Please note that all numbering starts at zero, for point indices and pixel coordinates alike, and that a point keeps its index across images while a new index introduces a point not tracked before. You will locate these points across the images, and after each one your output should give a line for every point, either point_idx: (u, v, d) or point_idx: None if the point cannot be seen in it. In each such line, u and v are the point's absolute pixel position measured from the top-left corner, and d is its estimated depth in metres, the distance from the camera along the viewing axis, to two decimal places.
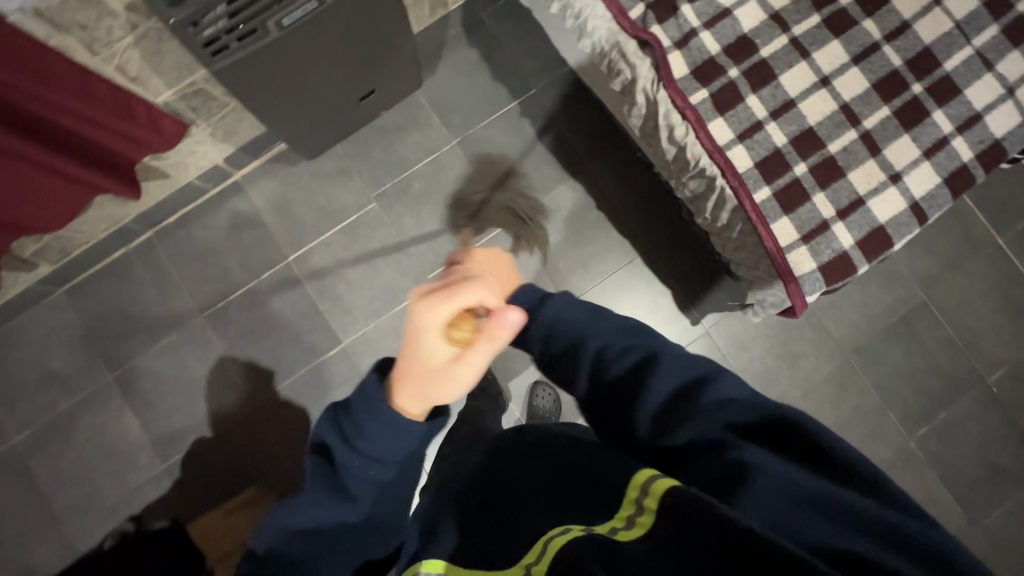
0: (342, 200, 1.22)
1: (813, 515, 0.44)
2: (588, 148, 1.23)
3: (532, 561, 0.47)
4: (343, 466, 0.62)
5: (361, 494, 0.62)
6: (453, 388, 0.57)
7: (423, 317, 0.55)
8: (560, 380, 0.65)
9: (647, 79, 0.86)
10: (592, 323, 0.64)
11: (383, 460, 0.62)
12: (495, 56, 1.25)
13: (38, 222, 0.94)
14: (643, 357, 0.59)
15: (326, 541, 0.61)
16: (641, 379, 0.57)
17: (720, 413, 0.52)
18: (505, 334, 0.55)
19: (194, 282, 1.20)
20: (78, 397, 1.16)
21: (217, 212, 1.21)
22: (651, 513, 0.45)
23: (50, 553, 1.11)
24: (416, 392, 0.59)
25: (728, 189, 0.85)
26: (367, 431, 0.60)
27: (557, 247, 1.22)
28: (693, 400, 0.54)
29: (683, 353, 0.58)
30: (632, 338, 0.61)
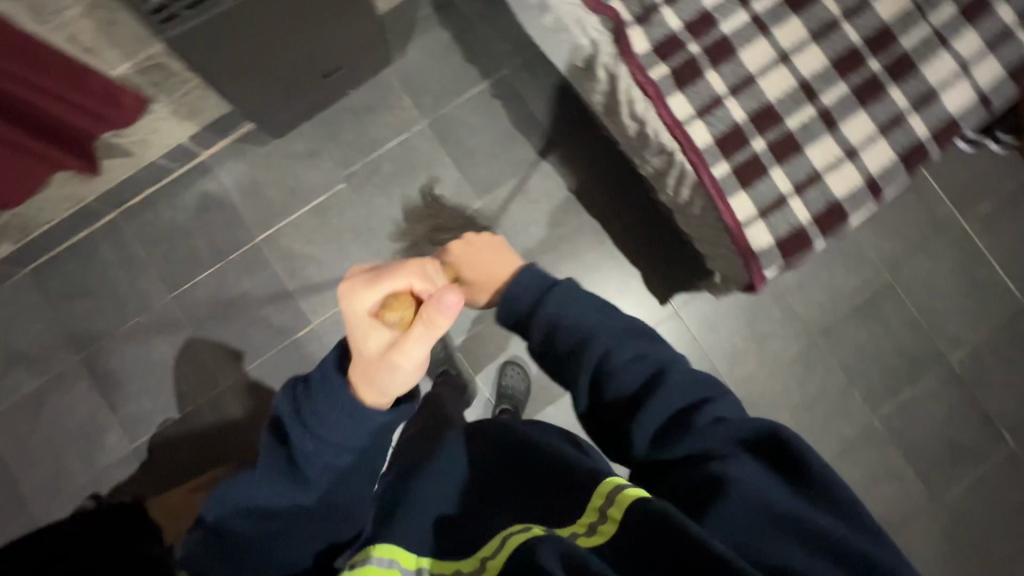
0: (311, 180, 1.21)
1: (784, 533, 0.47)
2: (560, 130, 1.23)
3: (488, 555, 0.52)
4: (297, 448, 0.62)
5: (317, 476, 0.62)
6: (398, 374, 0.59)
7: (360, 302, 0.59)
8: (560, 381, 0.65)
9: (608, 54, 0.86)
10: (602, 324, 0.64)
11: (337, 443, 0.62)
12: (466, 37, 1.24)
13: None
14: (650, 369, 0.61)
15: (280, 517, 0.62)
16: (648, 389, 0.59)
17: (718, 430, 0.56)
18: (443, 319, 0.57)
19: (162, 262, 1.18)
20: (43, 378, 1.15)
21: (185, 193, 1.20)
22: (613, 523, 0.50)
23: (15, 534, 1.11)
24: (364, 379, 0.61)
25: (687, 165, 0.85)
26: (325, 417, 0.61)
27: (527, 228, 1.22)
28: (693, 416, 0.57)
29: (690, 371, 0.61)
30: (640, 347, 0.62)
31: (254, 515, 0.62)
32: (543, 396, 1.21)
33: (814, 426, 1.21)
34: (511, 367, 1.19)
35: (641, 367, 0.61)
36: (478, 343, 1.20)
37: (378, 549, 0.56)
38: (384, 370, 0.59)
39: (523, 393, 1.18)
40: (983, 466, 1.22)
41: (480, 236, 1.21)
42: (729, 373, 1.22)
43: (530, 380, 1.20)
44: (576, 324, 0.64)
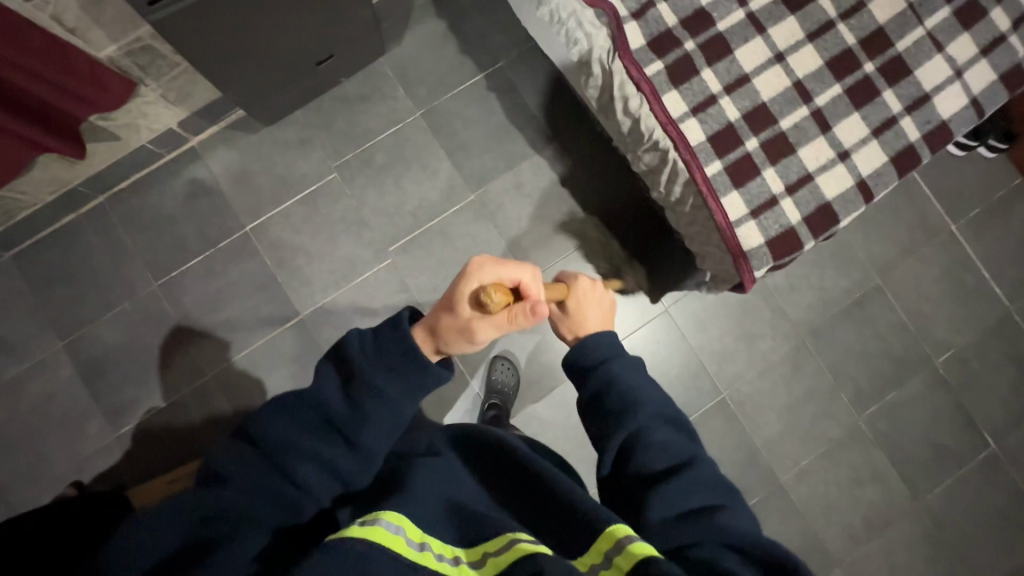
0: (302, 169, 1.20)
1: None
2: (554, 125, 1.23)
3: (493, 552, 0.54)
4: (361, 376, 0.65)
5: (368, 410, 0.64)
6: (459, 340, 0.71)
7: (476, 274, 0.71)
8: (594, 439, 0.71)
9: (603, 49, 0.85)
10: (653, 402, 0.71)
11: (387, 386, 0.65)
12: (462, 29, 1.23)
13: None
14: (681, 458, 0.65)
15: (313, 442, 0.62)
16: (674, 472, 0.63)
17: (733, 531, 0.57)
18: (522, 320, 0.70)
19: (149, 249, 1.17)
20: (25, 363, 1.13)
21: (174, 179, 1.18)
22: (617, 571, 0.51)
23: None
24: (433, 329, 0.72)
25: (680, 162, 0.85)
26: (395, 351, 0.67)
27: (519, 223, 1.21)
28: (711, 515, 0.59)
29: (716, 478, 0.64)
30: (682, 440, 0.68)
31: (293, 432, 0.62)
32: (532, 390, 1.21)
33: (800, 427, 1.22)
34: (501, 362, 1.19)
35: (673, 451, 0.66)
36: None
37: (387, 513, 0.54)
38: (454, 331, 0.71)
39: (512, 387, 1.18)
40: (965, 467, 1.23)
41: (472, 230, 1.20)
42: (718, 372, 1.22)
43: (520, 375, 1.20)
44: (628, 389, 0.71)
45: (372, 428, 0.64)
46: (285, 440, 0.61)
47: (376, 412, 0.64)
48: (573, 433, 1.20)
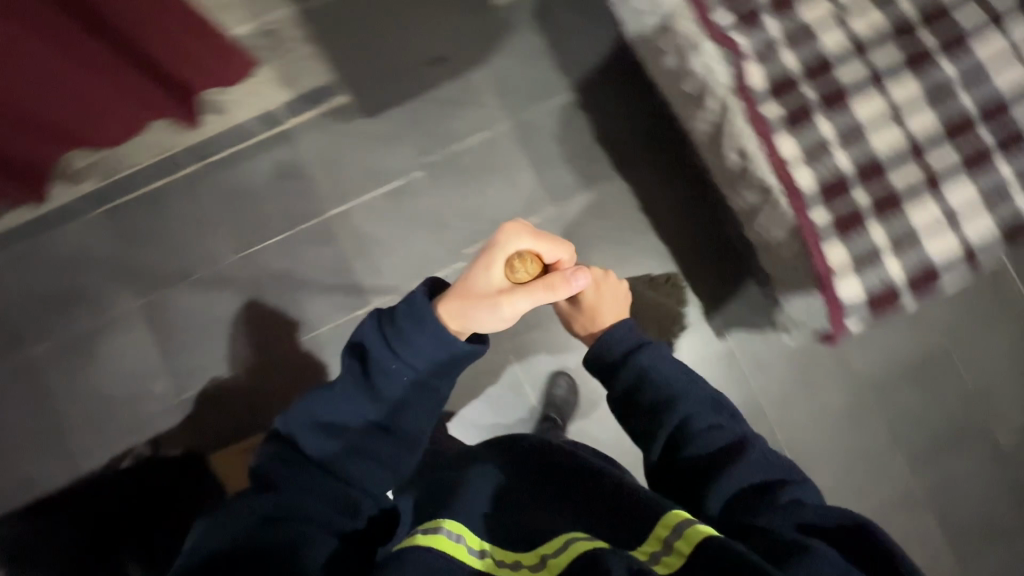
0: (389, 163, 1.22)
1: None
2: (641, 150, 1.24)
3: (550, 552, 0.56)
4: (375, 363, 0.67)
5: (385, 392, 0.67)
6: (495, 311, 0.69)
7: (513, 241, 0.72)
8: (637, 432, 0.72)
9: (723, 84, 0.86)
10: (691, 387, 0.71)
11: (416, 366, 0.67)
12: (562, 45, 1.25)
13: (100, 134, 0.96)
14: (727, 439, 0.67)
15: (342, 434, 0.66)
16: (726, 459, 0.65)
17: (794, 510, 0.59)
18: (562, 289, 0.70)
19: (233, 223, 1.19)
20: (102, 319, 1.16)
21: (263, 157, 1.20)
22: (680, 556, 0.52)
23: (54, 468, 1.12)
24: (463, 304, 0.70)
25: (786, 206, 0.85)
26: (408, 333, 0.66)
27: (594, 242, 1.22)
28: (771, 494, 0.62)
29: (766, 455, 0.67)
30: (726, 423, 0.69)
31: (321, 433, 0.66)
32: (588, 409, 1.20)
33: (851, 482, 1.20)
34: (561, 377, 1.19)
35: (720, 437, 0.67)
36: (530, 349, 1.20)
37: (450, 521, 0.58)
38: (488, 301, 0.69)
39: (568, 402, 1.19)
40: (1017, 547, 1.20)
41: None
42: (775, 416, 1.21)
43: (578, 393, 1.20)
44: (664, 377, 0.71)
45: (393, 408, 0.68)
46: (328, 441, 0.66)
47: (396, 394, 0.67)
48: (624, 457, 1.20)
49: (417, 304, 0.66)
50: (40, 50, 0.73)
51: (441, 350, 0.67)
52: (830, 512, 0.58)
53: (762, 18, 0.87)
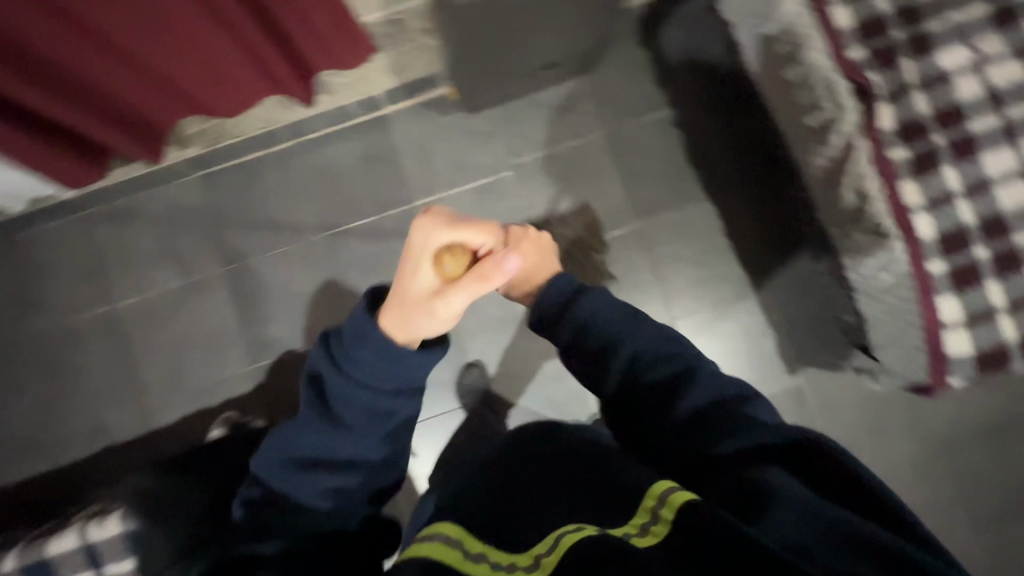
0: (480, 160, 1.22)
1: (833, 535, 0.47)
2: (732, 175, 1.22)
3: (543, 552, 0.50)
4: (332, 391, 0.63)
5: (354, 424, 0.62)
6: (437, 319, 0.63)
7: (429, 237, 0.63)
8: (588, 376, 0.67)
9: (851, 123, 0.85)
10: (627, 320, 0.67)
11: (380, 388, 0.62)
12: (665, 60, 1.24)
13: (220, 105, 0.97)
14: (681, 370, 0.63)
15: (325, 467, 0.62)
16: (679, 391, 0.62)
17: (750, 436, 0.59)
18: (498, 277, 0.64)
19: (321, 201, 1.21)
20: (188, 280, 1.19)
21: (358, 140, 1.21)
22: (665, 524, 0.47)
23: (127, 418, 1.15)
24: (403, 315, 0.63)
25: (902, 253, 0.84)
26: (358, 357, 0.62)
27: (674, 262, 1.22)
28: (733, 416, 0.60)
29: (720, 376, 0.64)
30: (664, 341, 0.66)
31: (300, 471, 0.63)
32: None
33: None
34: None
35: (665, 366, 0.64)
36: None
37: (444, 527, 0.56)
38: (425, 305, 0.62)
39: None
40: None
41: (628, 258, 1.21)
42: None
43: None
44: (592, 317, 0.67)
45: (369, 433, 0.63)
46: (301, 475, 0.63)
47: (363, 424, 0.62)
48: None
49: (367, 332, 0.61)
50: (193, 18, 0.74)
51: (397, 366, 0.62)
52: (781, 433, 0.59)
53: (898, 59, 0.86)
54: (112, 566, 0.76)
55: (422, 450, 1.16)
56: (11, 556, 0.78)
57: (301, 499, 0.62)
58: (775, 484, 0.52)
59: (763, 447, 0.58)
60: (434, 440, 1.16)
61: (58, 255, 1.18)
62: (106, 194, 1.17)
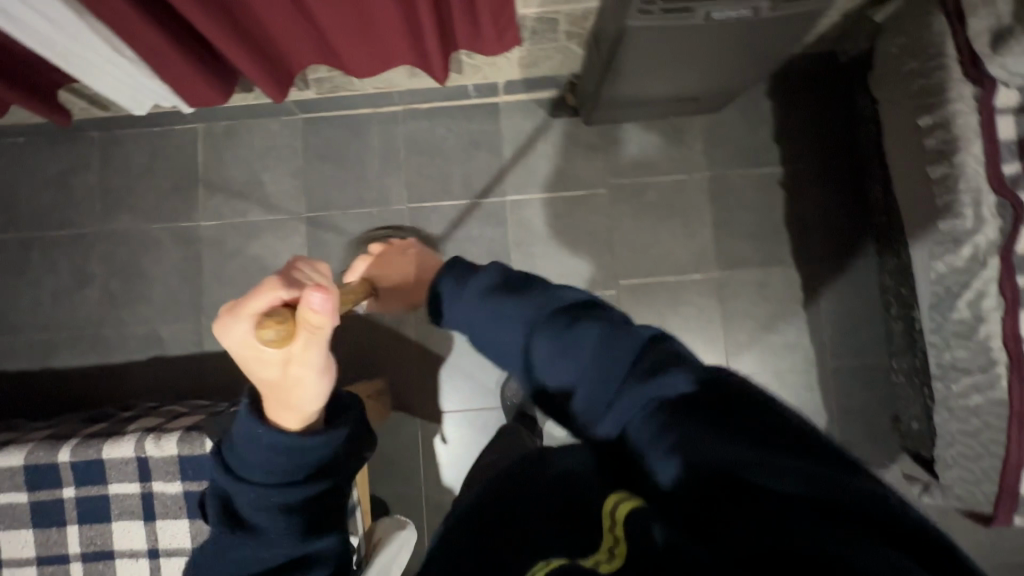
0: (579, 171, 1.21)
1: (767, 503, 0.36)
2: (827, 249, 1.19)
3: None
4: (238, 501, 0.51)
5: (261, 526, 0.51)
6: (305, 383, 0.50)
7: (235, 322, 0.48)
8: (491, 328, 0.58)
9: (987, 239, 0.82)
10: (527, 295, 0.56)
11: (272, 483, 0.51)
12: (788, 118, 1.20)
13: (357, 68, 0.98)
14: (581, 318, 0.52)
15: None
16: (580, 340, 0.50)
17: (654, 382, 0.45)
18: (323, 322, 0.48)
19: (414, 172, 1.20)
20: (269, 216, 1.19)
21: (465, 122, 1.21)
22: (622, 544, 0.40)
23: (181, 333, 1.17)
24: (280, 397, 0.51)
25: (1002, 381, 0.82)
26: (240, 458, 0.51)
27: (747, 317, 1.19)
28: (635, 361, 0.47)
29: (620, 321, 0.51)
30: (554, 297, 0.55)
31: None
32: None
33: None
34: None
35: (567, 321, 0.52)
36: None
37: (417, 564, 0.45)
38: (287, 389, 0.50)
39: None
40: None
41: (701, 304, 1.19)
42: None
43: None
44: (495, 291, 0.59)
45: (290, 530, 0.51)
46: None
47: (270, 521, 0.51)
48: None
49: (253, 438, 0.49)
50: None
51: (293, 456, 0.50)
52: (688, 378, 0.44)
53: None
54: (161, 484, 0.77)
55: (453, 439, 1.16)
56: (64, 450, 0.77)
57: None
58: (697, 459, 0.40)
59: (672, 399, 0.44)
60: (468, 433, 1.16)
61: (154, 161, 1.20)
62: (214, 114, 1.18)
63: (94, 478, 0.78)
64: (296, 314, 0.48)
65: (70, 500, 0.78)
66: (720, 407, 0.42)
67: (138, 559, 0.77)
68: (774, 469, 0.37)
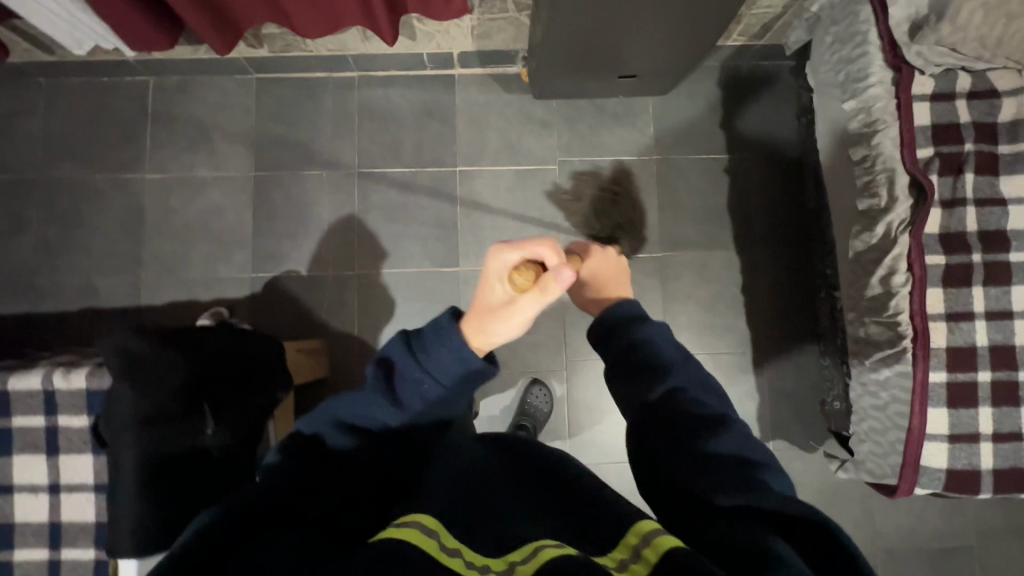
0: (530, 146, 1.23)
1: None
2: (767, 235, 1.22)
3: (517, 560, 0.43)
4: (400, 376, 0.60)
5: (409, 406, 0.60)
6: (509, 325, 0.61)
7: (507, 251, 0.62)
8: (626, 380, 0.60)
9: (900, 218, 0.86)
10: (680, 358, 0.60)
11: (440, 381, 0.60)
12: (735, 107, 1.24)
13: (306, 29, 0.99)
14: (716, 413, 0.55)
15: (368, 440, 0.59)
16: (713, 431, 0.53)
17: (759, 494, 0.48)
18: (557, 288, 0.61)
19: (366, 137, 1.21)
20: (216, 173, 1.18)
21: (420, 92, 1.22)
22: (647, 564, 0.42)
23: (117, 286, 1.15)
24: (478, 322, 0.61)
25: (908, 354, 0.85)
26: (429, 347, 0.60)
27: (687, 298, 1.21)
28: (749, 474, 0.50)
29: (749, 438, 0.55)
30: (698, 374, 0.59)
31: (344, 436, 0.59)
32: (608, 458, 1.18)
33: None
34: (598, 410, 1.19)
35: (699, 403, 0.56)
36: (584, 372, 1.20)
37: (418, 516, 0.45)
38: (496, 318, 0.60)
39: (591, 433, 1.19)
40: None
41: (643, 282, 1.21)
42: None
43: (609, 431, 1.19)
44: (651, 339, 0.61)
45: (418, 420, 0.61)
46: (341, 443, 0.59)
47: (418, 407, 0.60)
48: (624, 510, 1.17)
49: (449, 343, 0.59)
50: None
51: (462, 373, 0.60)
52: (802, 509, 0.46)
53: (963, 169, 0.86)
54: (67, 419, 0.76)
55: None
56: None
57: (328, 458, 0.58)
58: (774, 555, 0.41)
59: (767, 513, 0.46)
60: None
61: (101, 111, 1.18)
62: (167, 67, 1.17)
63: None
64: (548, 274, 0.60)
65: None
66: (802, 539, 0.44)
67: (38, 494, 0.76)
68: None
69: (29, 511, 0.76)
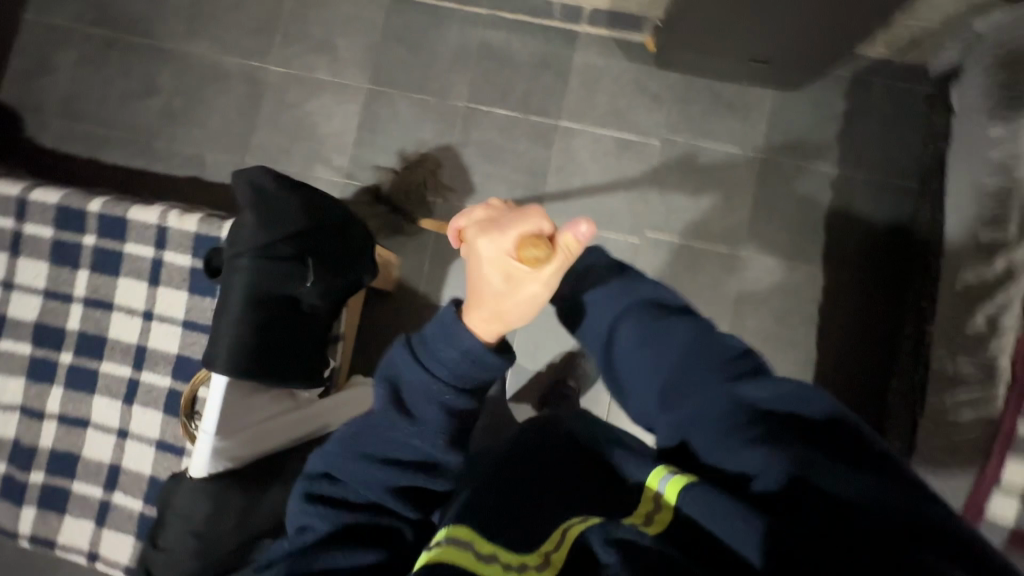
0: (637, 117, 1.22)
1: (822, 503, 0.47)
2: (859, 258, 1.17)
3: (551, 549, 0.52)
4: (409, 388, 0.57)
5: (427, 418, 0.57)
6: (529, 308, 0.52)
7: (487, 241, 0.51)
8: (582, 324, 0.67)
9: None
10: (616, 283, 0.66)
11: (454, 381, 0.56)
12: (858, 122, 1.19)
13: None
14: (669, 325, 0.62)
15: (399, 465, 0.57)
16: (673, 354, 0.60)
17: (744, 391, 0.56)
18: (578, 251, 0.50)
19: (480, 74, 1.23)
20: (334, 78, 1.23)
21: (541, 41, 1.23)
22: (670, 509, 0.52)
23: (223, 162, 1.22)
24: (492, 315, 0.53)
25: (999, 400, 0.82)
26: (433, 348, 0.56)
27: (761, 301, 1.18)
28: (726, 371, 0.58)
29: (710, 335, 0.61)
30: (641, 288, 0.65)
31: (375, 469, 0.56)
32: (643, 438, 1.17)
33: None
34: None
35: (656, 318, 0.62)
36: None
37: (446, 530, 0.50)
38: (512, 309, 0.52)
39: None
40: None
41: (719, 275, 1.18)
42: None
43: None
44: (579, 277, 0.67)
45: (440, 430, 0.57)
46: (372, 479, 0.56)
47: (439, 417, 0.57)
48: None
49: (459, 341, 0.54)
50: None
51: (478, 369, 0.56)
52: (778, 391, 0.55)
53: None
54: (172, 255, 0.81)
55: None
56: (98, 199, 0.82)
57: (360, 497, 0.56)
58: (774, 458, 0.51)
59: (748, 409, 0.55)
60: None
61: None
62: None
63: (113, 234, 0.82)
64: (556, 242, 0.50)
65: (87, 247, 0.83)
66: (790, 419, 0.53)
67: (133, 316, 0.82)
68: (822, 459, 0.50)
69: (122, 329, 0.82)
